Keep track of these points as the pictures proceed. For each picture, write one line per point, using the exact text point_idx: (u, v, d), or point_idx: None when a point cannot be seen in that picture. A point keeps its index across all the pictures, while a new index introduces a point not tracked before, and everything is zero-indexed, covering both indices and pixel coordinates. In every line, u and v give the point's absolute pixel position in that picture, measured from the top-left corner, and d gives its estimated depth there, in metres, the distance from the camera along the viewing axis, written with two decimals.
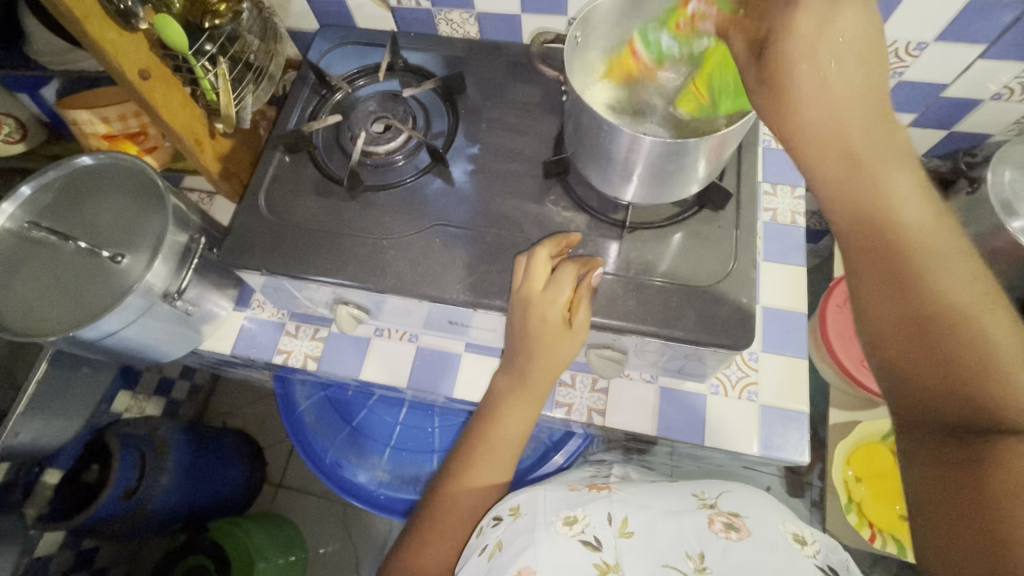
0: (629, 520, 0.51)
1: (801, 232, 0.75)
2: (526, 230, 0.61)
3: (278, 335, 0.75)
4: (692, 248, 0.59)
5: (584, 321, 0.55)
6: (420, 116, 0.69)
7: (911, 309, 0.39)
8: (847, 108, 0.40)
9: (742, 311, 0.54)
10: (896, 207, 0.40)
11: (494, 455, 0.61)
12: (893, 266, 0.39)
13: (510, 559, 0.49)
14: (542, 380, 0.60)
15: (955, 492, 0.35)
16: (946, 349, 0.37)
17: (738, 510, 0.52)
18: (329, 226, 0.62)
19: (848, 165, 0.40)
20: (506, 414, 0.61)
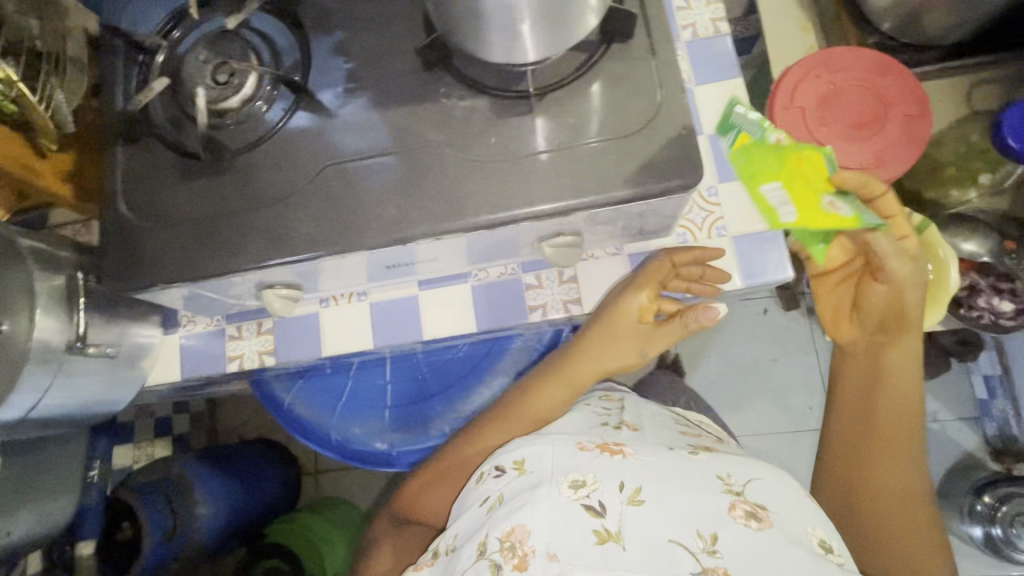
0: (640, 488, 0.53)
1: (726, 39, 0.68)
2: (427, 137, 0.52)
3: (223, 343, 0.69)
4: (615, 92, 0.51)
5: (661, 342, 0.62)
6: (263, 49, 0.57)
7: (863, 409, 0.70)
8: (908, 378, 0.68)
9: (684, 143, 0.49)
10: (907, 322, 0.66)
11: (518, 419, 0.68)
12: (864, 426, 0.69)
13: (510, 512, 0.53)
14: (590, 360, 0.65)
15: (861, 509, 0.67)
16: (890, 441, 0.68)
17: (764, 502, 0.54)
18: (212, 210, 0.54)
19: (873, 380, 0.69)
20: (545, 389, 0.68)
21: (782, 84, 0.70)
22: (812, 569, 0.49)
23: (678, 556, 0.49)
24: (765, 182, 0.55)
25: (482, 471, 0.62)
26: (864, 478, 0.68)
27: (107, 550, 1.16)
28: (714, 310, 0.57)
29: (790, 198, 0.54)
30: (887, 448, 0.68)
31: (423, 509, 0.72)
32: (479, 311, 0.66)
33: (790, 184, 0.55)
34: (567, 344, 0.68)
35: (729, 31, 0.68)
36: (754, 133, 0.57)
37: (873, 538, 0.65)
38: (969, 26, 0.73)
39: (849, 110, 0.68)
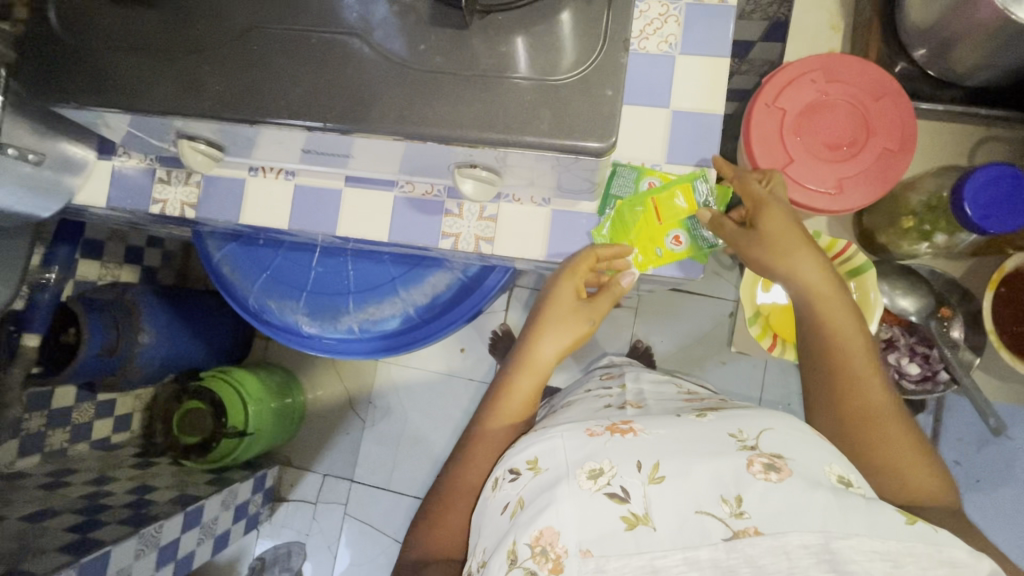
0: (660, 464, 0.50)
1: (729, 12, 0.62)
2: (360, 25, 0.50)
3: (151, 183, 0.70)
4: (561, 34, 0.48)
5: (602, 310, 0.65)
6: None
7: (819, 352, 0.60)
8: (833, 310, 0.59)
9: (606, 106, 0.46)
10: (815, 295, 0.59)
11: (502, 404, 0.65)
12: (823, 368, 0.59)
13: (532, 519, 0.50)
14: (554, 340, 0.65)
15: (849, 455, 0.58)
16: (841, 382, 0.58)
17: (781, 450, 0.50)
18: (134, 41, 0.52)
19: (809, 320, 0.60)
20: (520, 381, 0.65)
21: (775, 78, 0.65)
22: (839, 516, 0.45)
23: (709, 528, 0.46)
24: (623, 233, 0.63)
25: (497, 475, 0.59)
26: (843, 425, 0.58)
27: (50, 347, 1.25)
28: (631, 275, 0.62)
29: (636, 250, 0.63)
30: (844, 385, 0.58)
31: (440, 538, 0.63)
32: (395, 222, 0.66)
33: (639, 239, 0.62)
34: (518, 340, 0.67)
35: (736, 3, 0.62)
36: (625, 196, 0.62)
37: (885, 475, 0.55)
38: (996, 72, 0.66)
39: (829, 127, 0.64)
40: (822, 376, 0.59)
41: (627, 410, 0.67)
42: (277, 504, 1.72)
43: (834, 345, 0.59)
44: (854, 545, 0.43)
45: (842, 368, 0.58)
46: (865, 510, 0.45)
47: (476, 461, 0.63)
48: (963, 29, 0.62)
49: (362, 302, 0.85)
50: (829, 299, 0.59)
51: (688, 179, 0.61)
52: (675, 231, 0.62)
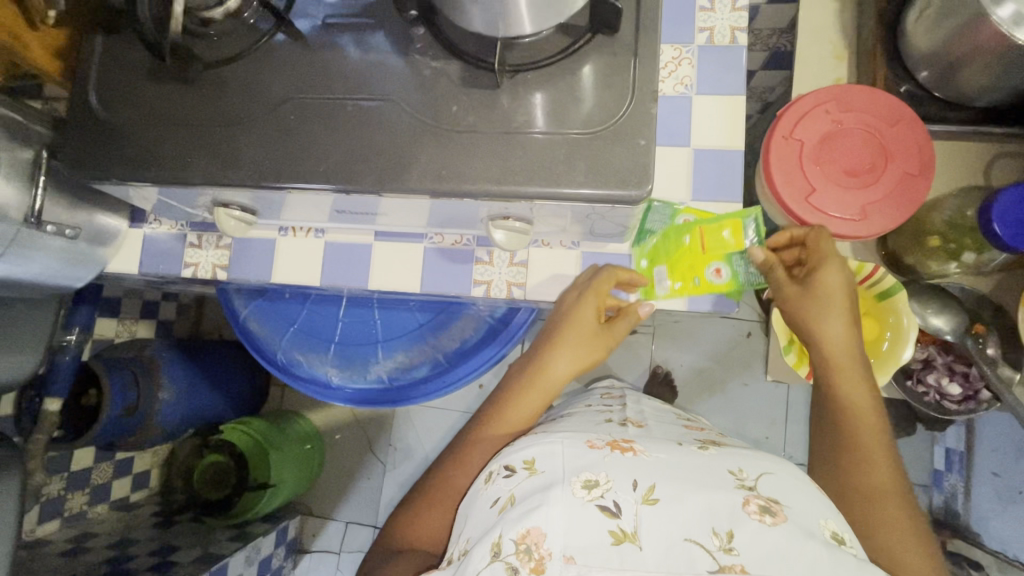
0: (655, 487, 0.49)
1: (741, 51, 0.64)
2: (391, 91, 0.51)
3: (182, 248, 0.71)
4: (587, 86, 0.49)
5: (620, 335, 0.67)
6: None
7: (835, 414, 0.63)
8: (853, 376, 0.63)
9: (640, 155, 0.47)
10: (837, 357, 0.63)
11: (506, 408, 0.65)
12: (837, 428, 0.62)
13: (520, 516, 0.48)
14: (570, 356, 0.65)
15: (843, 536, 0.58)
16: (848, 452, 0.61)
17: (779, 496, 0.50)
18: (171, 118, 0.54)
19: (829, 383, 0.64)
20: (520, 400, 0.65)
21: (790, 110, 0.67)
22: (828, 565, 0.44)
23: (695, 557, 0.45)
24: (656, 259, 0.65)
25: (491, 470, 0.58)
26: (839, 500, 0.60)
27: (71, 411, 1.25)
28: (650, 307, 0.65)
29: (671, 279, 0.64)
30: (850, 456, 0.60)
31: (419, 531, 0.62)
32: (426, 273, 0.66)
33: (675, 266, 0.64)
34: (532, 353, 0.67)
35: (747, 43, 0.64)
36: (658, 229, 0.64)
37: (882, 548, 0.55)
38: (1002, 93, 0.68)
39: (847, 155, 0.65)
40: (829, 442, 0.63)
41: (629, 428, 0.67)
42: (299, 557, 1.68)
43: (845, 412, 0.62)
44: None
45: (847, 437, 0.61)
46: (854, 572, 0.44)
47: (467, 461, 0.63)
48: (968, 54, 0.64)
49: (390, 350, 0.85)
50: (848, 366, 0.63)
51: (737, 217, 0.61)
52: (717, 266, 0.62)
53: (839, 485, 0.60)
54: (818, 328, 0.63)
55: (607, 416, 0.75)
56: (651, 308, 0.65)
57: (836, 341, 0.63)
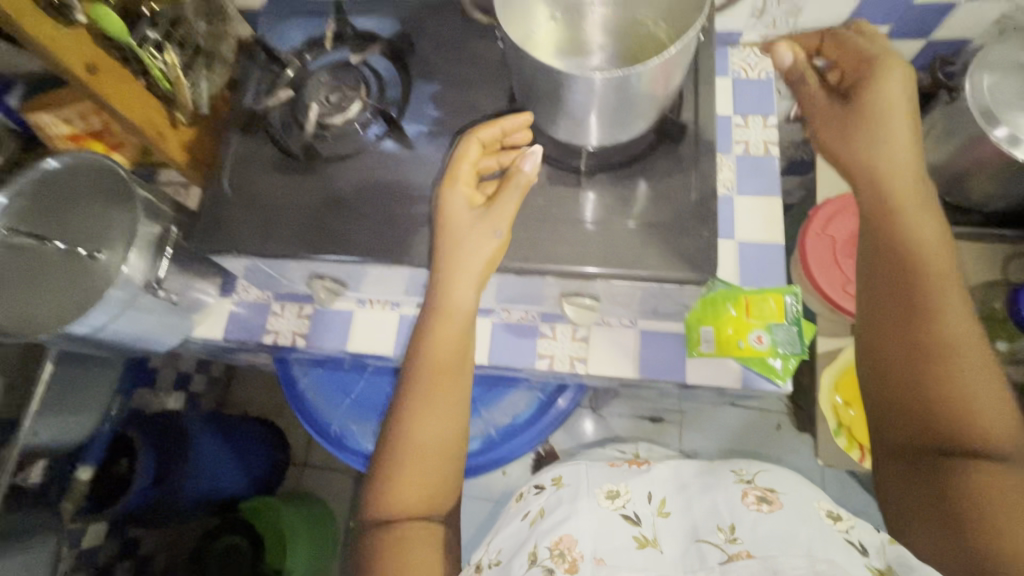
0: (665, 502, 0.65)
1: (774, 160, 0.74)
2: (485, 184, 0.60)
3: (266, 316, 0.77)
4: (656, 184, 0.58)
5: (504, 212, 0.55)
6: (374, 84, 0.67)
7: (915, 305, 0.58)
8: (924, 240, 0.60)
9: (706, 243, 0.54)
10: (919, 267, 0.59)
11: (433, 377, 0.60)
12: (919, 352, 0.57)
13: (552, 526, 0.61)
14: (465, 291, 0.57)
15: (928, 456, 0.56)
16: (930, 391, 0.56)
17: (775, 486, 0.62)
18: (292, 202, 0.63)
19: (908, 253, 0.60)
20: (432, 331, 0.59)
21: (821, 211, 0.76)
22: (823, 542, 0.54)
23: (706, 551, 0.57)
24: (704, 322, 0.67)
25: (524, 492, 0.74)
26: (916, 416, 0.57)
27: (99, 481, 1.23)
28: (528, 163, 0.55)
29: (715, 339, 0.66)
30: (920, 318, 0.58)
31: (393, 503, 0.60)
32: (493, 346, 0.72)
33: (721, 329, 0.66)
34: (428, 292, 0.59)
35: (779, 153, 0.75)
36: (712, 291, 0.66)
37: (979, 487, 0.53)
38: (1007, 200, 0.77)
39: None
40: (886, 317, 0.60)
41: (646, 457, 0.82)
42: None
43: (913, 258, 0.60)
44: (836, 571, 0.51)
45: (925, 353, 0.57)
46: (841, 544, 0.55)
47: (429, 412, 0.60)
48: (975, 165, 0.74)
49: None
50: (932, 265, 0.59)
51: (780, 292, 0.65)
52: (760, 332, 0.65)
53: (918, 396, 0.57)
54: (873, 154, 0.62)
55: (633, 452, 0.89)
56: (532, 164, 0.55)
57: (921, 254, 0.59)
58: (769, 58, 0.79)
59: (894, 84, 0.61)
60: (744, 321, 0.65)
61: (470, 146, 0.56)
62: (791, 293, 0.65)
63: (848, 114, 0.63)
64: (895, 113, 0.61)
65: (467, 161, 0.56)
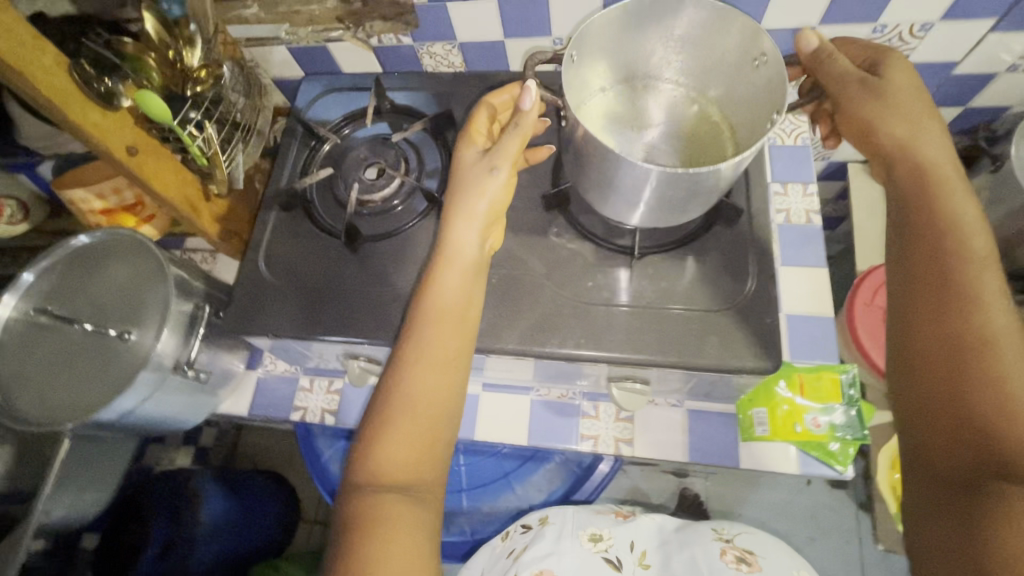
0: (646, 554, 0.68)
1: (818, 229, 0.72)
2: (530, 265, 0.58)
3: (293, 390, 0.75)
4: (709, 267, 0.56)
5: (508, 150, 0.51)
6: (413, 159, 0.66)
7: (957, 326, 0.43)
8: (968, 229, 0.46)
9: (768, 331, 0.52)
10: (952, 256, 0.45)
11: (428, 360, 0.49)
12: (949, 354, 0.43)
13: (534, 560, 0.66)
14: (466, 226, 0.51)
15: (969, 479, 0.40)
16: (970, 396, 0.41)
17: (752, 549, 0.67)
18: (330, 282, 0.62)
19: (924, 244, 0.47)
20: (441, 286, 0.50)
21: (866, 281, 0.74)
22: None
23: None
24: (757, 404, 0.63)
25: (510, 530, 0.76)
26: (959, 442, 0.41)
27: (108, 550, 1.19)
28: (525, 95, 0.49)
29: (771, 424, 0.62)
30: (973, 357, 0.42)
31: (381, 474, 0.47)
32: (532, 425, 0.68)
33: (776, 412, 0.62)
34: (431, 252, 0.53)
35: (822, 222, 0.73)
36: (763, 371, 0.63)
37: None
38: None
39: None
40: (918, 335, 0.45)
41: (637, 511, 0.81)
42: None
43: (947, 266, 0.45)
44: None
45: (953, 358, 0.43)
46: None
47: (422, 365, 0.49)
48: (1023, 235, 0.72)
49: (474, 498, 0.84)
50: (970, 251, 0.45)
51: (835, 369, 0.63)
52: (815, 414, 0.62)
53: (959, 409, 0.42)
54: (906, 139, 0.50)
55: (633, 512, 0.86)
56: (532, 101, 0.49)
57: (960, 251, 0.45)
58: (805, 124, 0.79)
59: (899, 62, 0.53)
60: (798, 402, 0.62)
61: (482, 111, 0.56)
62: (845, 371, 0.63)
63: (879, 87, 0.51)
64: (914, 99, 0.51)
65: (478, 121, 0.55)
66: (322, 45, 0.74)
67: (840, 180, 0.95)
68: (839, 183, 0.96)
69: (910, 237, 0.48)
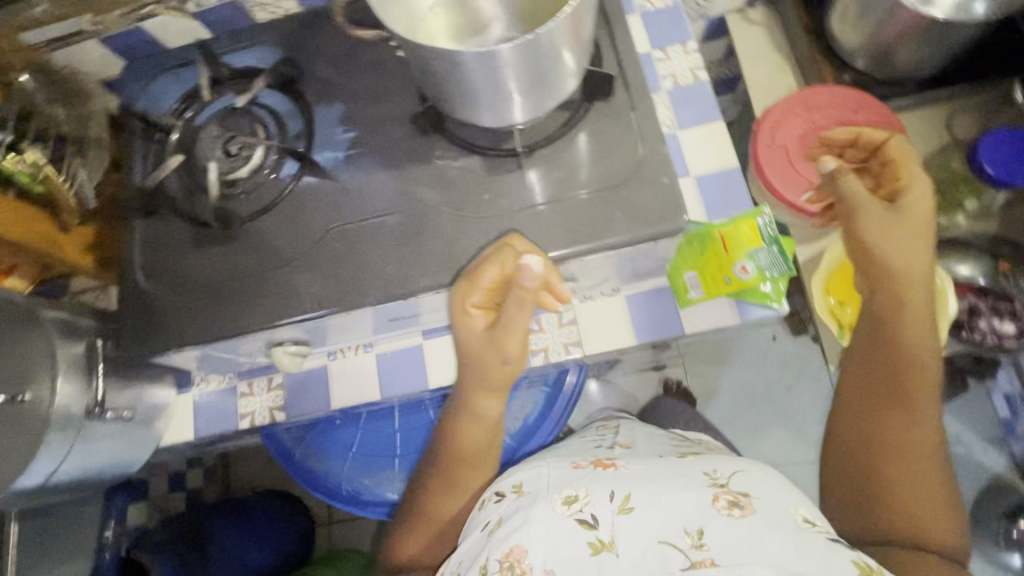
0: (630, 496, 0.53)
1: (706, 84, 0.71)
2: (423, 196, 0.55)
3: (235, 400, 0.71)
4: (601, 146, 0.53)
5: (512, 338, 0.55)
6: (272, 123, 0.61)
7: (897, 380, 0.56)
8: (918, 292, 0.56)
9: (667, 191, 0.51)
10: (902, 308, 0.56)
11: (460, 468, 0.65)
12: (891, 367, 0.57)
13: (506, 535, 0.53)
14: (490, 399, 0.62)
15: (862, 488, 0.56)
16: (891, 428, 0.56)
17: (749, 489, 0.53)
18: (221, 275, 0.57)
19: (887, 300, 0.57)
20: (466, 425, 0.63)
21: (763, 123, 0.74)
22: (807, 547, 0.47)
23: (668, 556, 0.48)
24: (686, 268, 0.64)
25: (484, 499, 0.61)
26: (871, 477, 0.56)
27: None
28: (529, 267, 0.49)
29: (701, 282, 0.64)
30: (900, 409, 0.56)
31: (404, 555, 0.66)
32: None
33: (703, 270, 0.63)
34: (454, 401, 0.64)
35: (708, 77, 0.72)
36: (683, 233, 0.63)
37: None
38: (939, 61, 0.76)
39: None
40: (875, 380, 0.58)
41: (616, 448, 0.73)
42: None
43: (895, 297, 0.57)
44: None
45: (905, 396, 0.56)
46: (823, 550, 0.46)
47: (459, 477, 0.65)
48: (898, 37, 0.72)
49: None
50: (915, 325, 0.56)
51: (755, 214, 0.61)
52: (749, 263, 0.61)
53: (884, 418, 0.56)
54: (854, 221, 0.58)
55: (598, 442, 0.79)
56: (532, 277, 0.49)
57: (918, 325, 0.56)
58: None
59: (916, 192, 0.57)
60: (727, 258, 0.62)
61: (472, 287, 0.52)
62: (765, 211, 0.61)
63: (863, 203, 0.58)
64: (916, 206, 0.56)
65: (472, 294, 0.53)
66: (137, 27, 0.65)
67: (725, 35, 0.93)
68: (726, 38, 0.94)
69: (871, 261, 0.58)
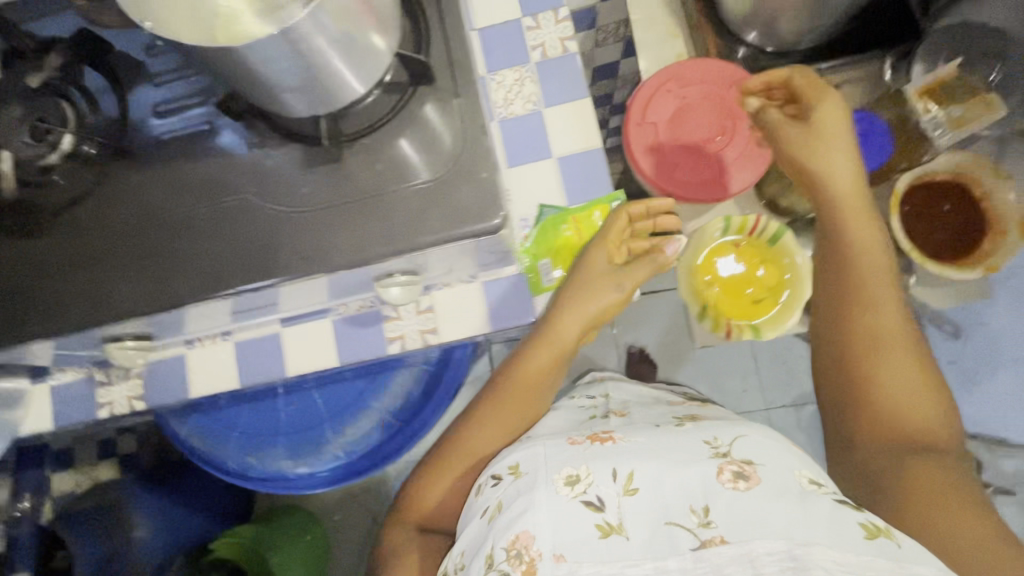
0: (634, 475, 0.51)
1: (575, 57, 0.68)
2: (240, 188, 0.52)
3: (92, 388, 0.69)
4: (426, 135, 0.51)
5: (635, 276, 0.67)
6: (83, 104, 0.56)
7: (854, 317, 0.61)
8: (863, 231, 0.61)
9: (486, 187, 0.49)
10: (849, 252, 0.61)
11: (505, 405, 0.69)
12: (846, 307, 0.62)
13: (510, 525, 0.50)
14: (536, 351, 0.66)
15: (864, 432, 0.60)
16: (860, 363, 0.60)
17: (752, 457, 0.52)
18: (23, 274, 0.53)
19: (835, 245, 0.62)
20: (534, 354, 0.67)
21: (637, 98, 0.71)
22: (806, 516, 0.45)
23: (678, 538, 0.46)
24: (541, 256, 0.66)
25: (480, 483, 0.61)
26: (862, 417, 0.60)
27: None
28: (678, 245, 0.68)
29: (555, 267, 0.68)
30: (869, 349, 0.60)
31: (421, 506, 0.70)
32: (339, 345, 0.67)
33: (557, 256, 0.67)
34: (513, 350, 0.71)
35: (578, 49, 0.68)
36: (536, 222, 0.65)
37: (910, 516, 0.52)
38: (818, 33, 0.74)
39: (697, 126, 0.70)
40: (841, 326, 0.62)
41: (611, 420, 0.70)
42: None
43: (845, 248, 0.61)
44: (816, 552, 0.42)
45: (868, 339, 0.60)
46: (828, 515, 0.46)
47: (488, 422, 0.68)
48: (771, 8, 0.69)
49: (338, 424, 0.86)
50: (875, 295, 0.60)
51: (605, 203, 0.65)
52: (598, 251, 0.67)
53: (854, 355, 0.61)
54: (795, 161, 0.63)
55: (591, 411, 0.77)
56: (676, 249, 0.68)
57: (866, 264, 0.60)
58: None
59: (829, 108, 0.61)
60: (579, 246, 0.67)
61: (609, 230, 0.65)
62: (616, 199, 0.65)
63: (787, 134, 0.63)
64: (838, 143, 0.61)
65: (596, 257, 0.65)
66: None
67: None
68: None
69: (822, 212, 0.63)
